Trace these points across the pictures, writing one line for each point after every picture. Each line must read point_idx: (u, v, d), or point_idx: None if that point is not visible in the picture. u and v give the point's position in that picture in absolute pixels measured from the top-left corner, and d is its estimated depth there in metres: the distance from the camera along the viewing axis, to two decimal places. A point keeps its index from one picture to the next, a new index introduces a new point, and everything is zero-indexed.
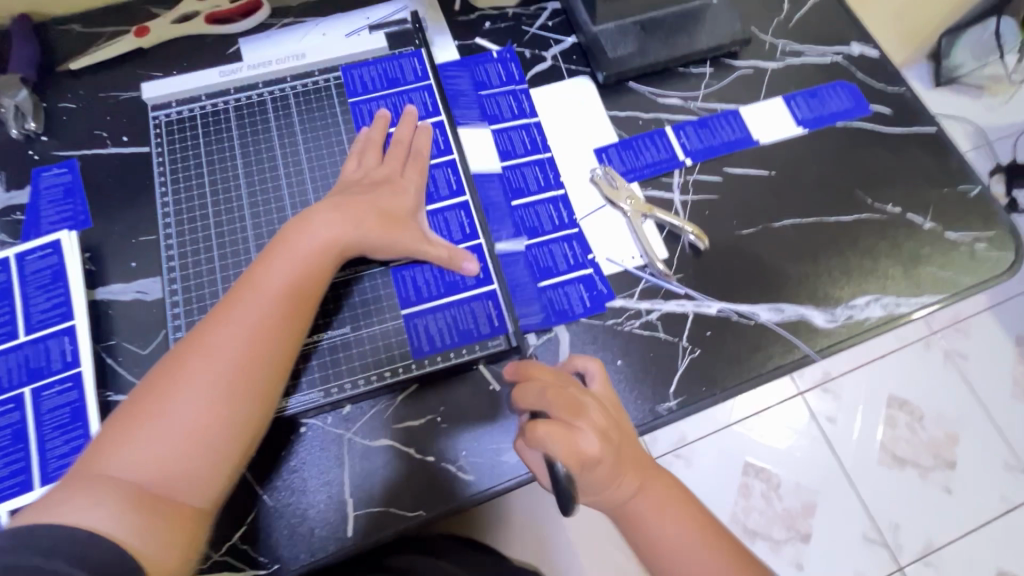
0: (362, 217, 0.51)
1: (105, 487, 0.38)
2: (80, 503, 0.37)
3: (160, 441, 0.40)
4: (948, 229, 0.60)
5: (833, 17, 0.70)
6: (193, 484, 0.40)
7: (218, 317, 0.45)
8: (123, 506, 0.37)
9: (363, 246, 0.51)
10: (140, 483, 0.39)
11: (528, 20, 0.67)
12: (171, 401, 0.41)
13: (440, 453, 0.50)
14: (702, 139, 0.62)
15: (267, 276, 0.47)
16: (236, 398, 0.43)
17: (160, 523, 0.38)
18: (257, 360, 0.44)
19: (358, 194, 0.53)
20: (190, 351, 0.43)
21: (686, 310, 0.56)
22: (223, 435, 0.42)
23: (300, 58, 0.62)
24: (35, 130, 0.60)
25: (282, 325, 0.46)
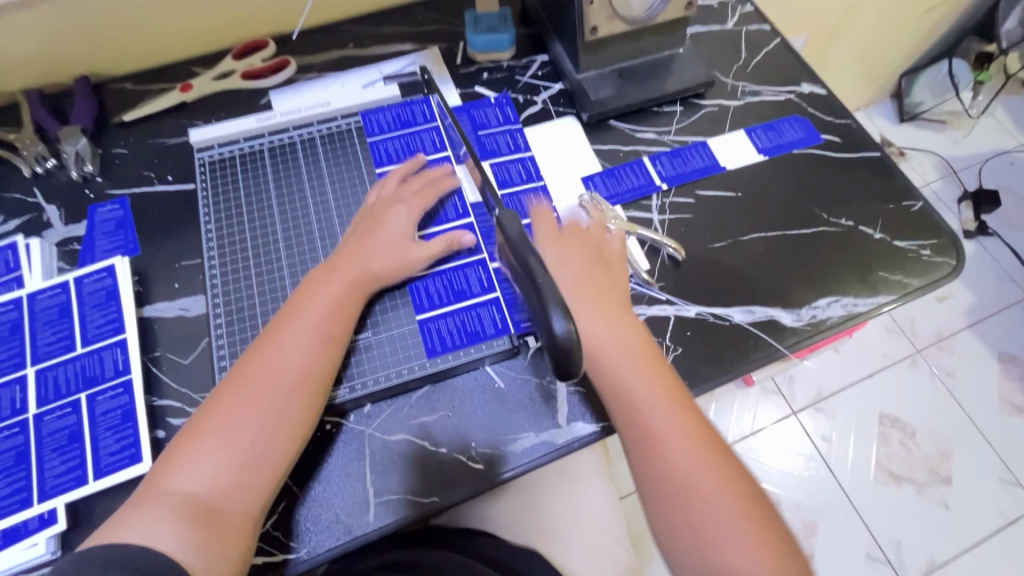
0: (384, 253, 0.59)
1: (170, 505, 0.45)
2: (151, 517, 0.45)
3: (215, 461, 0.47)
4: (895, 239, 0.68)
5: (785, 62, 0.80)
6: (242, 499, 0.47)
7: (262, 352, 0.52)
8: (184, 523, 0.45)
9: (385, 276, 0.59)
10: (199, 501, 0.46)
11: (521, 71, 0.78)
12: (223, 425, 0.49)
13: (452, 443, 0.56)
14: (676, 167, 0.71)
15: (301, 312, 0.54)
16: (278, 421, 0.50)
17: (216, 538, 0.45)
18: (294, 387, 0.51)
19: (380, 228, 0.60)
20: (238, 380, 0.51)
21: (668, 314, 0.63)
22: (268, 454, 0.49)
23: (325, 106, 0.71)
24: (92, 172, 0.68)
25: (317, 354, 0.53)
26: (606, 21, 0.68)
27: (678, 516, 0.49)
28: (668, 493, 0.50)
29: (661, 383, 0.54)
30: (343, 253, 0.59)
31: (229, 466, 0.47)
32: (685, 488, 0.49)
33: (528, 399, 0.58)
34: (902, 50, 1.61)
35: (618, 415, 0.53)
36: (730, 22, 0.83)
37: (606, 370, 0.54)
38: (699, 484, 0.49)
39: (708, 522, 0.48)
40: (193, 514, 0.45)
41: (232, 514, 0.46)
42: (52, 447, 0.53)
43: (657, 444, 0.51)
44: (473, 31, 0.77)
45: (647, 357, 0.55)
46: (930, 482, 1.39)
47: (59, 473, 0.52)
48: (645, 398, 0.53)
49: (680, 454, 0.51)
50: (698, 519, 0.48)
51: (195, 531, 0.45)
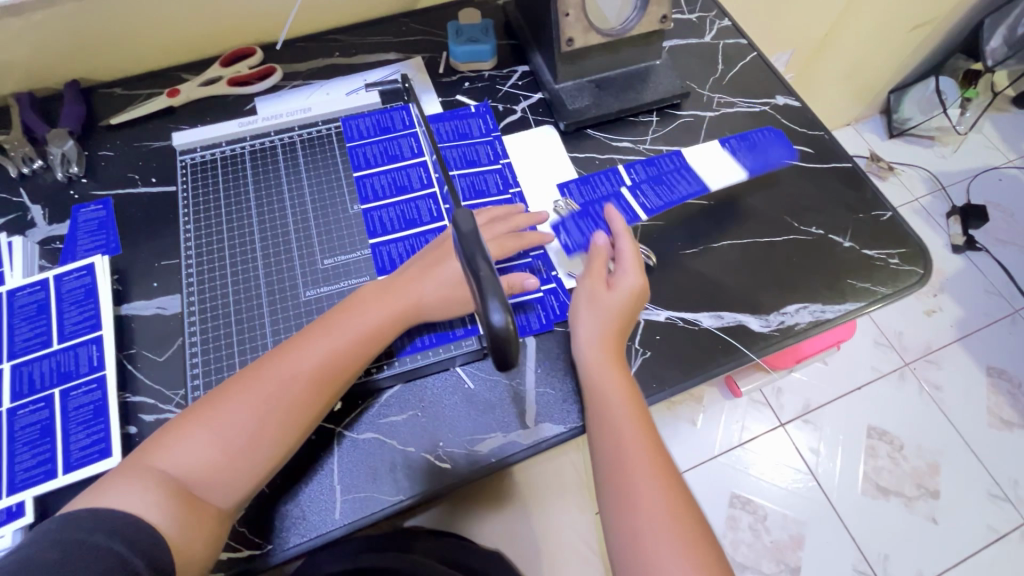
0: (438, 283, 0.57)
1: (158, 478, 0.47)
2: (129, 487, 0.46)
3: (212, 448, 0.49)
4: (865, 248, 0.69)
5: (761, 75, 0.82)
6: (227, 491, 0.49)
7: (287, 356, 0.53)
8: (169, 499, 0.46)
9: (432, 310, 0.58)
10: (181, 481, 0.47)
11: (502, 81, 0.80)
12: (232, 417, 0.50)
13: (420, 443, 0.56)
14: (661, 197, 0.69)
15: (339, 328, 0.55)
16: (283, 430, 0.51)
17: (195, 523, 0.46)
18: (311, 401, 0.52)
19: (437, 258, 0.59)
20: (263, 378, 0.52)
21: (638, 317, 0.63)
22: (263, 454, 0.50)
23: (306, 112, 0.72)
24: (77, 174, 0.70)
25: (342, 377, 0.54)
26: (581, 33, 0.70)
27: (633, 545, 0.49)
28: (626, 519, 0.50)
29: (640, 411, 0.55)
30: (391, 281, 0.58)
31: (226, 457, 0.49)
32: (643, 516, 0.49)
33: (496, 399, 0.58)
34: (889, 67, 1.64)
35: (596, 431, 0.54)
36: (708, 35, 0.85)
37: (595, 396, 0.55)
38: (656, 517, 0.49)
39: (659, 555, 0.48)
40: (178, 492, 0.47)
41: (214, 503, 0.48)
42: (23, 441, 0.53)
43: (625, 466, 0.52)
44: (454, 41, 0.78)
45: (631, 383, 0.56)
46: (917, 496, 1.39)
47: (29, 466, 0.52)
48: (624, 418, 0.54)
49: (645, 482, 0.51)
50: (649, 552, 0.48)
51: (178, 510, 0.46)
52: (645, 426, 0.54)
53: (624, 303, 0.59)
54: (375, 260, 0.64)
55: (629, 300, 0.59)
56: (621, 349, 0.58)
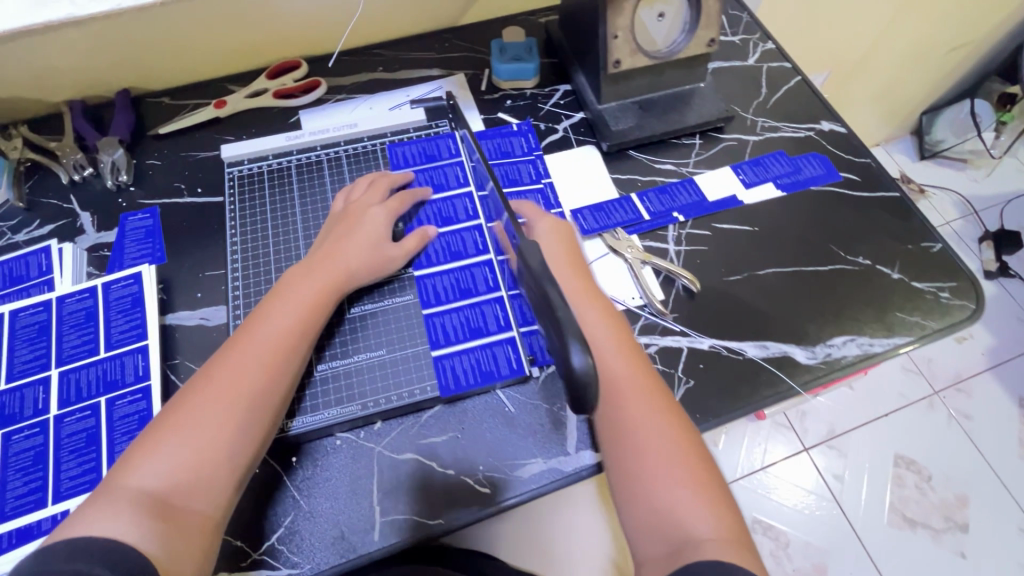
0: (365, 249, 0.60)
1: (133, 499, 0.42)
2: (105, 517, 0.41)
3: (185, 454, 0.45)
4: (914, 280, 0.67)
5: (805, 100, 0.81)
6: (206, 496, 0.45)
7: (236, 346, 0.51)
8: (151, 520, 0.41)
9: (366, 272, 0.60)
10: (164, 497, 0.43)
11: (544, 99, 0.80)
12: (197, 416, 0.46)
13: (459, 465, 0.56)
14: (663, 203, 0.71)
15: (276, 308, 0.54)
16: (250, 415, 0.48)
17: (180, 538, 0.42)
18: (273, 380, 0.50)
19: (360, 227, 0.61)
20: (212, 373, 0.49)
21: (681, 344, 0.63)
22: (242, 445, 0.47)
23: (353, 127, 0.73)
24: (125, 182, 0.71)
25: (295, 349, 0.53)
26: (629, 55, 0.70)
27: (627, 462, 0.48)
28: (616, 437, 0.50)
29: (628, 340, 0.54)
30: (320, 253, 0.59)
31: (194, 457, 0.45)
32: (633, 436, 0.49)
33: (538, 426, 0.58)
34: (924, 89, 1.62)
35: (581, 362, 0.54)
36: (751, 58, 0.85)
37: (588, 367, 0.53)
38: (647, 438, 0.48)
39: (650, 469, 0.47)
40: (154, 510, 0.42)
41: (196, 512, 0.44)
42: (69, 449, 0.54)
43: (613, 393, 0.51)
44: (498, 59, 0.79)
45: (609, 318, 0.55)
46: (946, 528, 1.35)
47: (74, 475, 0.53)
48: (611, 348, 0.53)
49: (636, 407, 0.50)
50: (643, 470, 0.47)
51: (159, 528, 0.42)
52: (634, 355, 0.54)
53: (558, 240, 0.60)
54: (418, 290, 0.63)
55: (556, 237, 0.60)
56: (586, 281, 0.58)
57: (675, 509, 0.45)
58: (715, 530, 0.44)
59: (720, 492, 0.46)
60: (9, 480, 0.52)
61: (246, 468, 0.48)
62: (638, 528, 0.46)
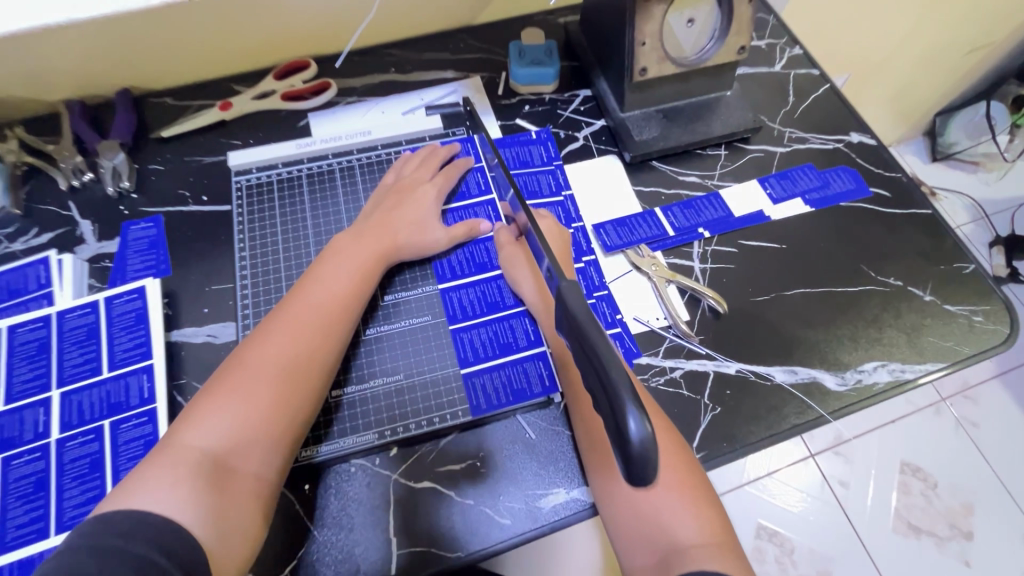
0: (412, 225, 0.61)
1: (190, 463, 0.43)
2: (162, 480, 0.42)
3: (240, 417, 0.46)
4: (947, 302, 0.65)
5: (833, 110, 0.79)
6: (262, 462, 0.46)
7: (286, 312, 0.52)
8: (204, 483, 0.42)
9: (411, 249, 0.61)
10: (218, 461, 0.44)
11: (563, 105, 0.76)
12: (250, 379, 0.47)
13: (480, 495, 0.53)
14: (688, 218, 0.69)
15: (322, 280, 0.55)
16: (304, 383, 0.49)
17: (236, 503, 0.43)
18: (325, 350, 0.52)
19: (407, 204, 0.62)
20: (267, 340, 0.50)
21: (707, 369, 0.60)
22: (292, 411, 0.48)
23: (367, 135, 0.70)
24: (127, 189, 0.68)
25: (343, 320, 0.54)
26: (656, 63, 0.66)
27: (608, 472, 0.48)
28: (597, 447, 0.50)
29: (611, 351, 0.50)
30: (363, 228, 0.60)
31: (249, 423, 0.46)
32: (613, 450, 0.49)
33: (562, 451, 0.55)
34: (940, 91, 1.58)
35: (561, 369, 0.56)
36: (778, 65, 0.82)
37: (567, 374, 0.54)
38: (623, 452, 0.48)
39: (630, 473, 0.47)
40: (212, 476, 0.43)
41: (253, 477, 0.45)
42: (72, 475, 0.51)
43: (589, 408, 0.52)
44: (517, 63, 0.75)
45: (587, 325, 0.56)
46: (950, 536, 1.33)
47: (78, 503, 0.50)
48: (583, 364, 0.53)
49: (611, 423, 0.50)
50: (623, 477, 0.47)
51: (213, 496, 0.42)
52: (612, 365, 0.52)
53: (556, 240, 0.60)
54: (443, 305, 0.61)
55: (554, 236, 0.61)
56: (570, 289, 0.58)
57: (660, 514, 0.45)
58: (701, 533, 0.44)
59: (704, 492, 0.47)
60: (9, 509, 0.50)
61: (298, 436, 0.49)
62: (624, 536, 0.46)
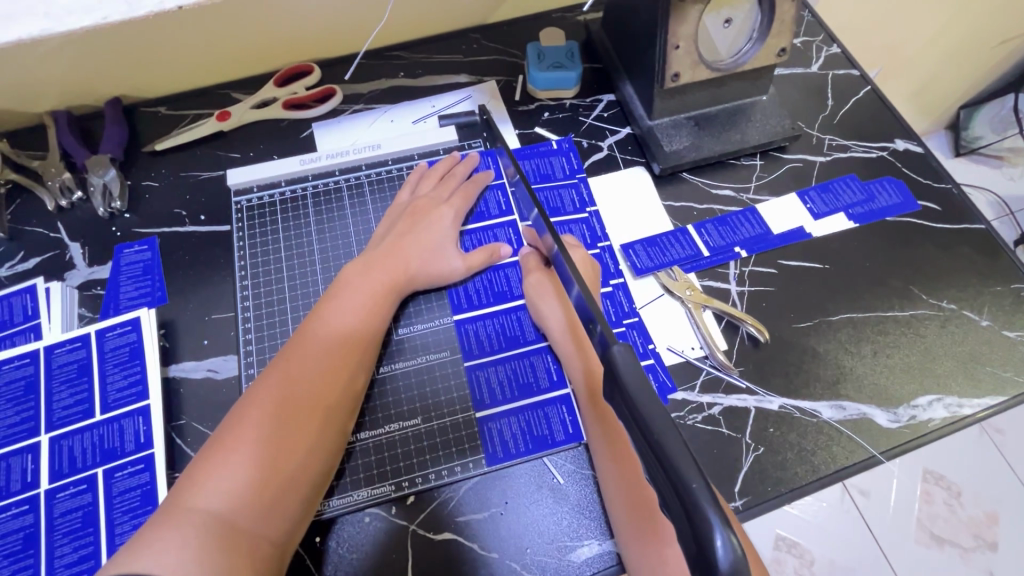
0: (427, 253, 0.57)
1: (198, 524, 0.38)
2: (167, 546, 0.36)
3: (252, 469, 0.41)
4: (1005, 328, 0.60)
5: (875, 114, 0.73)
6: (273, 519, 0.42)
7: (297, 348, 0.48)
8: (215, 547, 0.37)
9: (427, 276, 0.57)
10: (229, 520, 0.39)
11: (585, 111, 0.71)
12: (262, 425, 0.43)
13: (505, 548, 0.49)
14: (724, 236, 0.64)
15: (334, 312, 0.51)
16: (318, 428, 0.46)
17: (247, 567, 0.39)
18: (340, 391, 0.48)
19: (424, 228, 0.58)
20: (278, 380, 0.46)
21: (748, 404, 0.56)
22: (305, 462, 0.44)
23: (376, 148, 0.65)
24: (119, 208, 0.63)
25: (358, 357, 0.50)
26: (689, 68, 0.61)
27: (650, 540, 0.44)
28: (637, 511, 0.46)
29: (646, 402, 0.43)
30: (376, 255, 0.56)
31: (261, 476, 0.42)
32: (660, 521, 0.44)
33: (595, 498, 0.50)
34: None
35: (591, 422, 0.51)
36: (815, 64, 0.76)
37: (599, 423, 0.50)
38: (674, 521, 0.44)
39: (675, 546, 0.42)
40: (223, 537, 0.38)
41: (264, 537, 0.41)
42: (63, 530, 0.47)
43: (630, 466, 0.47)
44: (536, 66, 0.70)
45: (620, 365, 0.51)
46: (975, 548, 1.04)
47: (70, 562, 0.46)
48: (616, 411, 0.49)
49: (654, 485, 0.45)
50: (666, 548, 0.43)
51: (225, 562, 0.37)
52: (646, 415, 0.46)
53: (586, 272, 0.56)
54: (459, 339, 0.56)
55: (583, 265, 0.56)
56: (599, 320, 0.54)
57: None
58: None
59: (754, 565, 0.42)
60: None
61: (311, 488, 0.45)
62: None
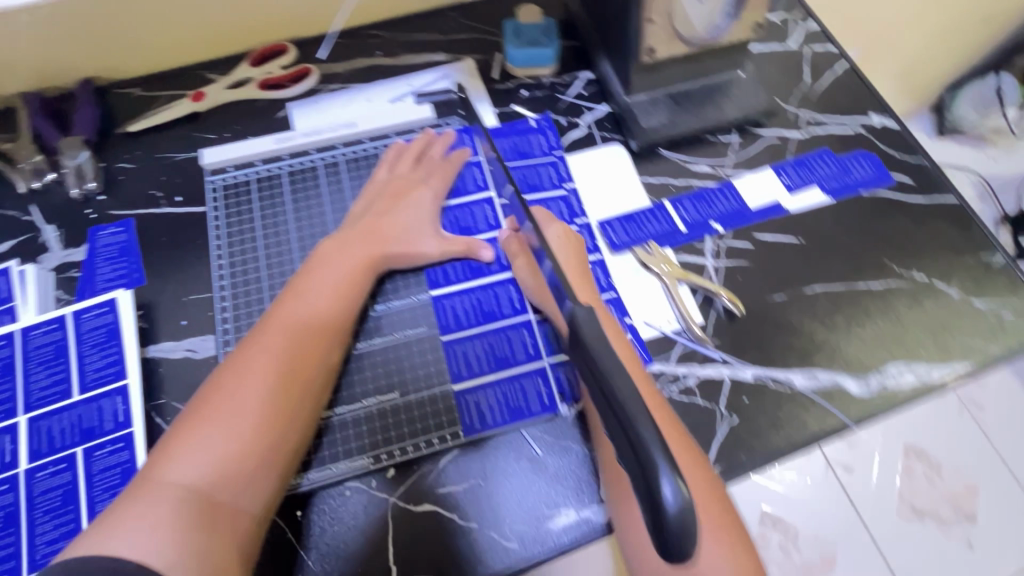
0: (403, 232, 0.57)
1: (174, 498, 0.39)
2: (143, 521, 0.38)
3: (226, 445, 0.42)
4: (975, 298, 0.61)
5: (851, 89, 0.73)
6: (250, 493, 0.43)
7: (272, 324, 0.48)
8: (191, 521, 0.39)
9: (404, 254, 0.57)
10: (205, 495, 0.40)
11: (563, 89, 0.71)
12: (236, 402, 0.44)
13: (484, 518, 0.49)
14: (700, 211, 0.64)
15: (309, 289, 0.51)
16: (295, 403, 0.46)
17: (224, 539, 0.40)
18: (315, 367, 0.48)
19: (401, 207, 0.58)
20: (253, 357, 0.46)
21: (723, 376, 0.57)
22: (281, 437, 0.45)
23: (352, 126, 0.65)
24: (93, 190, 0.62)
25: (334, 332, 0.51)
26: (665, 41, 0.61)
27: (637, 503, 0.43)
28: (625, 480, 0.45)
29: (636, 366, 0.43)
30: (351, 234, 0.56)
31: (236, 451, 0.42)
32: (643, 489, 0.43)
33: (572, 468, 0.51)
34: None
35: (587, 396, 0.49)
36: (792, 41, 0.76)
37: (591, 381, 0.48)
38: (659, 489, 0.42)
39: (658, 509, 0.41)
40: (199, 512, 0.39)
41: (241, 510, 0.42)
42: (44, 508, 0.48)
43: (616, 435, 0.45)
44: (513, 44, 0.70)
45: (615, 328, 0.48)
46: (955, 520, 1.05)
47: (51, 539, 0.47)
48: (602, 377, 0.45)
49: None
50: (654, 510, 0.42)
51: (201, 535, 0.39)
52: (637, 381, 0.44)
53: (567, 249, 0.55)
54: (436, 315, 0.57)
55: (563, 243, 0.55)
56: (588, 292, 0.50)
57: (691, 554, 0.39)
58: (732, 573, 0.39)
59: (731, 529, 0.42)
60: None
61: (288, 462, 0.46)
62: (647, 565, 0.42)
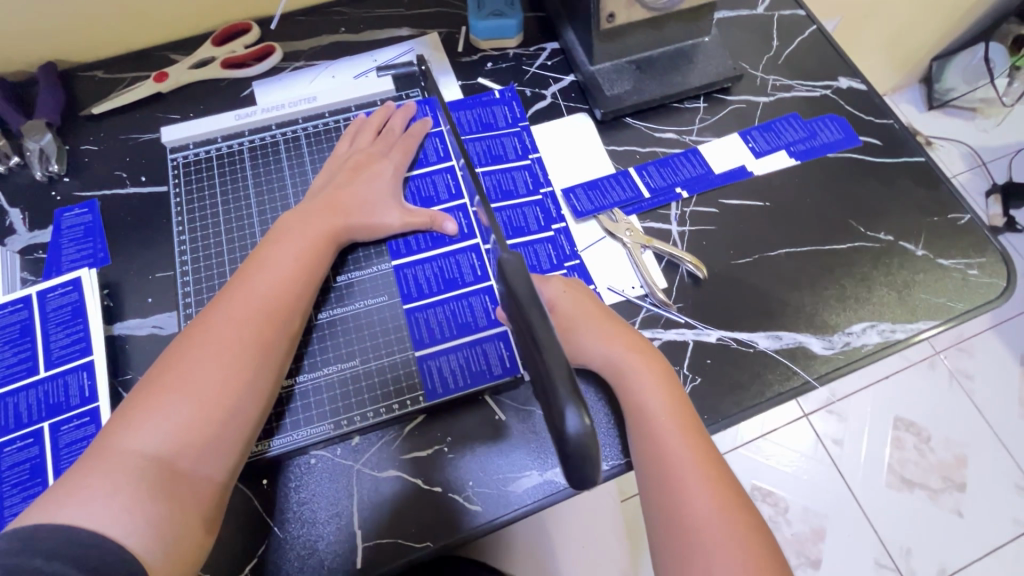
0: (365, 203, 0.57)
1: (132, 463, 0.40)
2: (102, 486, 0.38)
3: (186, 413, 0.42)
4: (940, 256, 0.61)
5: (820, 53, 0.73)
6: (211, 460, 0.43)
7: (233, 295, 0.49)
8: (149, 486, 0.39)
9: (365, 224, 0.57)
10: (163, 461, 0.41)
11: (529, 60, 0.71)
12: (195, 372, 0.44)
13: (448, 483, 0.50)
14: (665, 177, 0.64)
15: (272, 261, 0.51)
16: (255, 373, 0.46)
17: (185, 503, 0.41)
18: (276, 337, 0.48)
19: (362, 178, 0.58)
20: (213, 328, 0.46)
21: (686, 338, 0.57)
22: (243, 406, 0.45)
23: (312, 101, 0.65)
24: (57, 172, 0.62)
25: (296, 302, 0.51)
26: (624, 8, 0.61)
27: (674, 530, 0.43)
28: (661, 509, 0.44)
29: (683, 405, 0.47)
30: (312, 206, 0.56)
31: (196, 420, 0.43)
32: (705, 539, 0.41)
33: (534, 431, 0.52)
34: None
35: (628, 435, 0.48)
36: (761, 6, 0.75)
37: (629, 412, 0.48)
38: (722, 535, 0.41)
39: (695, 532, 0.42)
40: (158, 478, 0.40)
41: (202, 477, 0.42)
42: (11, 482, 0.48)
43: (679, 484, 0.43)
44: (476, 15, 0.69)
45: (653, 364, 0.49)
46: (943, 489, 1.06)
47: (19, 511, 0.47)
48: (665, 418, 0.46)
49: (701, 494, 0.43)
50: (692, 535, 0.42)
51: (160, 500, 0.39)
52: (689, 422, 0.47)
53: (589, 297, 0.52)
54: (398, 284, 0.57)
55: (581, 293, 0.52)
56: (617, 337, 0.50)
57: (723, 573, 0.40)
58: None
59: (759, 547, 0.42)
60: None
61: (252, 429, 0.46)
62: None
